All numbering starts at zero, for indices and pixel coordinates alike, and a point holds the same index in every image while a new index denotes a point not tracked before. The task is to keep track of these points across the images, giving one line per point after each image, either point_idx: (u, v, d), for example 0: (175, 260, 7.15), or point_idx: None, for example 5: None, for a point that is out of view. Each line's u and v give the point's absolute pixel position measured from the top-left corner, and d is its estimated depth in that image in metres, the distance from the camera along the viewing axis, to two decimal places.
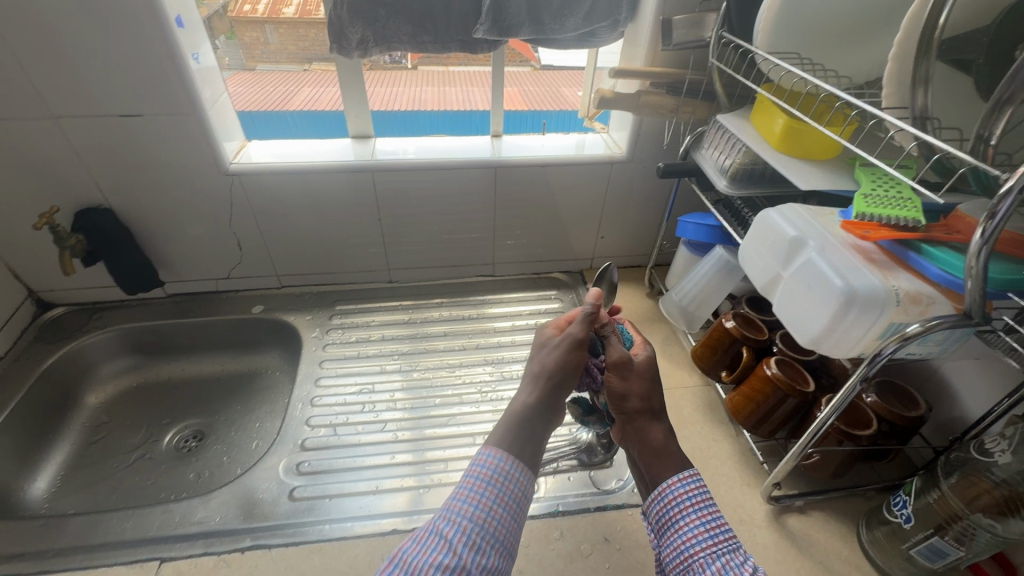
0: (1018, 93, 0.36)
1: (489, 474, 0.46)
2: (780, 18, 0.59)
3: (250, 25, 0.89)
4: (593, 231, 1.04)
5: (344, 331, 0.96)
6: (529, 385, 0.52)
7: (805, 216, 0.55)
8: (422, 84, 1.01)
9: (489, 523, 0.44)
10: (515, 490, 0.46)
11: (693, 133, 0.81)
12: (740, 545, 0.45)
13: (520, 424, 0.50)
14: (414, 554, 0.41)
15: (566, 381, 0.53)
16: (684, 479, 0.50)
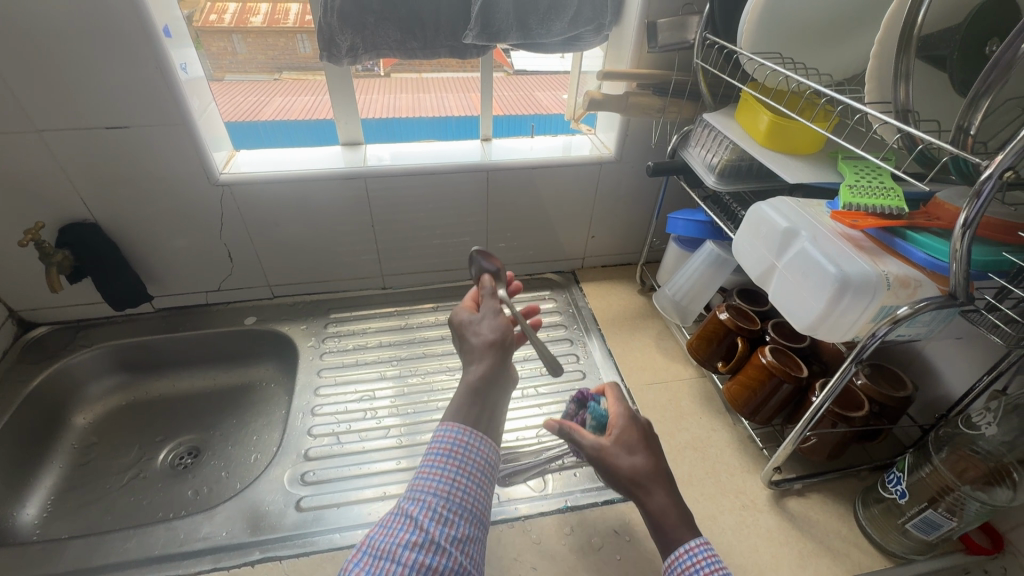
0: (996, 85, 0.39)
1: (450, 451, 0.51)
2: (764, 20, 0.62)
3: (217, 34, 0.84)
4: (584, 231, 1.06)
5: (340, 339, 0.96)
6: (476, 359, 0.58)
7: (794, 207, 0.57)
8: (395, 91, 1.01)
9: (452, 496, 0.48)
10: (475, 461, 0.51)
11: (680, 132, 0.84)
12: None
13: (473, 393, 0.55)
14: (383, 537, 0.44)
15: (507, 348, 0.60)
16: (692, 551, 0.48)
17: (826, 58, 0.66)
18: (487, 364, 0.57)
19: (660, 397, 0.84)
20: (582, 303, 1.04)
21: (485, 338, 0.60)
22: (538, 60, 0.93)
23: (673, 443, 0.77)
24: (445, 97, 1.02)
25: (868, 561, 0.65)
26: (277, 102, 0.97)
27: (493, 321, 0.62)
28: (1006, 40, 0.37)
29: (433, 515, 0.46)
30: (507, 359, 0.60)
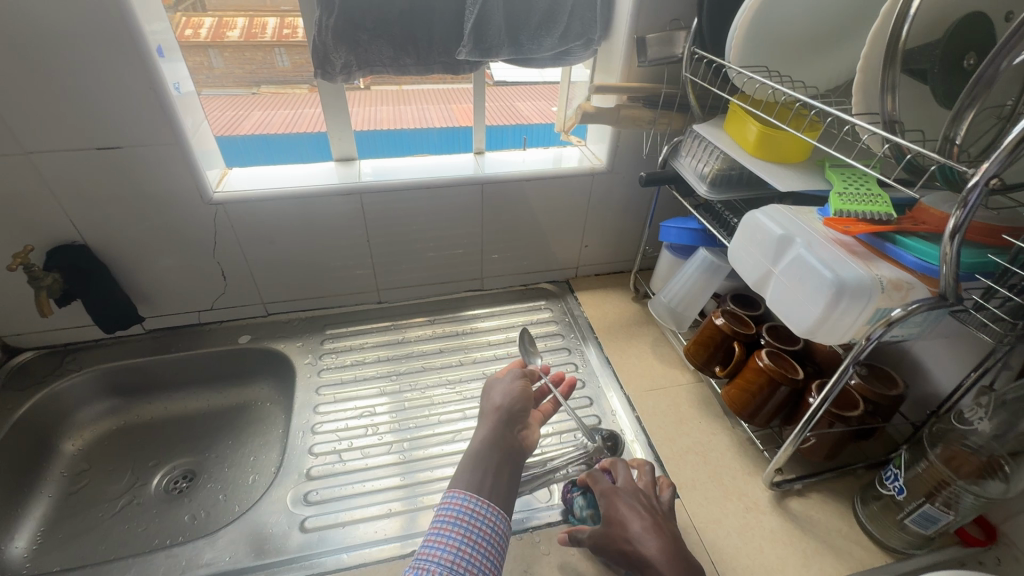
0: (979, 98, 0.41)
1: (457, 518, 0.51)
2: (751, 35, 0.64)
3: (194, 49, 0.82)
4: (578, 240, 1.07)
5: (337, 355, 0.95)
6: (483, 424, 0.63)
7: (789, 215, 0.59)
8: (374, 104, 1.04)
9: (461, 567, 0.48)
10: (484, 528, 0.51)
11: (670, 142, 0.86)
12: None
13: (477, 453, 0.58)
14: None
15: (514, 417, 0.65)
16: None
17: (810, 70, 0.69)
18: (490, 429, 0.62)
19: (660, 403, 0.85)
20: (578, 312, 1.05)
21: (495, 406, 0.66)
22: (517, 71, 0.94)
23: (675, 448, 0.78)
24: (426, 109, 1.06)
25: (870, 558, 0.66)
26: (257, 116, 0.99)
27: (503, 390, 0.68)
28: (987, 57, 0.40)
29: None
30: (517, 429, 0.64)
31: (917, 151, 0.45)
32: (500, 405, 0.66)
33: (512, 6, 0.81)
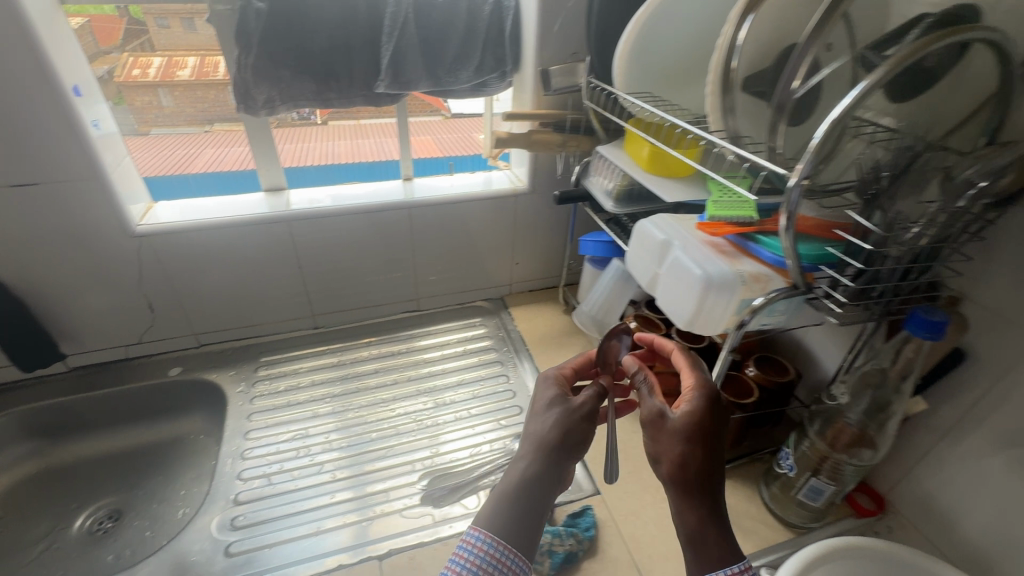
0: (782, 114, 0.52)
1: (477, 564, 0.46)
2: (632, 67, 0.72)
3: (142, 89, 0.87)
4: (509, 258, 1.12)
5: (270, 382, 0.95)
6: (529, 454, 0.53)
7: (669, 223, 0.66)
8: (332, 138, 1.03)
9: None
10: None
11: (581, 163, 0.93)
12: None
13: (516, 497, 0.50)
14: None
15: (564, 448, 0.54)
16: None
17: (690, 95, 0.77)
18: (534, 464, 0.52)
19: None
20: (512, 326, 1.09)
21: (530, 436, 0.54)
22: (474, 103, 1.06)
23: (600, 447, 0.82)
24: (386, 142, 1.05)
25: (774, 535, 0.72)
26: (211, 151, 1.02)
27: (551, 410, 0.56)
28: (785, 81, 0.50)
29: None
30: (567, 461, 0.54)
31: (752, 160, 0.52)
32: (539, 430, 0.54)
33: (428, 43, 0.87)
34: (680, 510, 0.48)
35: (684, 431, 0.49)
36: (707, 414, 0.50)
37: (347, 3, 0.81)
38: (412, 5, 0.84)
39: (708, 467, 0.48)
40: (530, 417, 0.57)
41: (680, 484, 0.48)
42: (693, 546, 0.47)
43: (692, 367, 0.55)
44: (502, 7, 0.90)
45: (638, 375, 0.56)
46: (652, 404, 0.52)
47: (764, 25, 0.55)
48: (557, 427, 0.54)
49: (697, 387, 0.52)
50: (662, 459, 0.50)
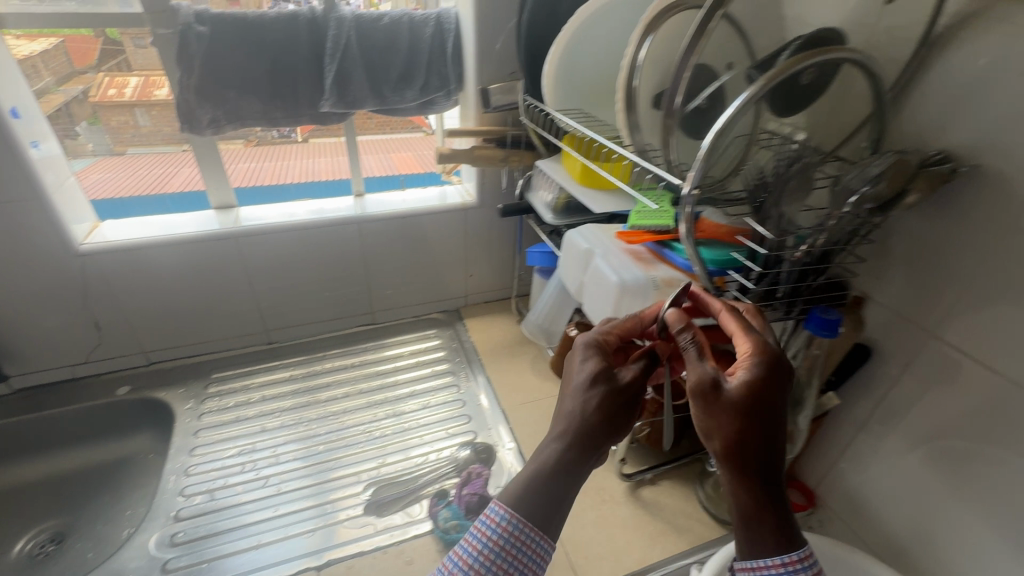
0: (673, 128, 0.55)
1: (488, 538, 0.42)
2: (561, 83, 0.74)
3: (117, 108, 0.90)
4: (462, 270, 1.15)
5: (221, 398, 0.95)
6: (556, 435, 0.47)
7: (595, 233, 0.69)
8: (313, 157, 1.14)
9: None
10: (518, 557, 0.42)
11: (524, 176, 0.96)
12: None
13: (540, 483, 0.44)
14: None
15: (598, 427, 0.47)
16: (791, 565, 0.42)
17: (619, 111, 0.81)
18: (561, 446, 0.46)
19: (533, 415, 0.91)
20: (465, 337, 1.11)
21: (568, 415, 0.47)
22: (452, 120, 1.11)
23: None
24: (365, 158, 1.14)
25: (707, 532, 0.74)
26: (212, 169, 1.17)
27: (583, 384, 0.48)
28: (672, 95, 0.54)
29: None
30: (603, 440, 0.47)
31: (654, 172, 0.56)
32: (576, 409, 0.47)
33: (371, 63, 0.90)
34: (731, 487, 0.43)
35: (740, 404, 0.42)
36: (766, 382, 0.43)
37: (289, 26, 0.84)
38: (353, 26, 0.87)
39: (763, 441, 0.42)
40: (565, 392, 0.49)
41: (732, 461, 0.42)
42: (747, 523, 0.43)
43: (745, 327, 0.46)
44: (443, 28, 0.93)
45: (685, 336, 0.46)
46: (701, 372, 0.43)
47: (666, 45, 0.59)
48: (596, 406, 0.47)
49: (753, 349, 0.44)
50: (710, 433, 0.43)
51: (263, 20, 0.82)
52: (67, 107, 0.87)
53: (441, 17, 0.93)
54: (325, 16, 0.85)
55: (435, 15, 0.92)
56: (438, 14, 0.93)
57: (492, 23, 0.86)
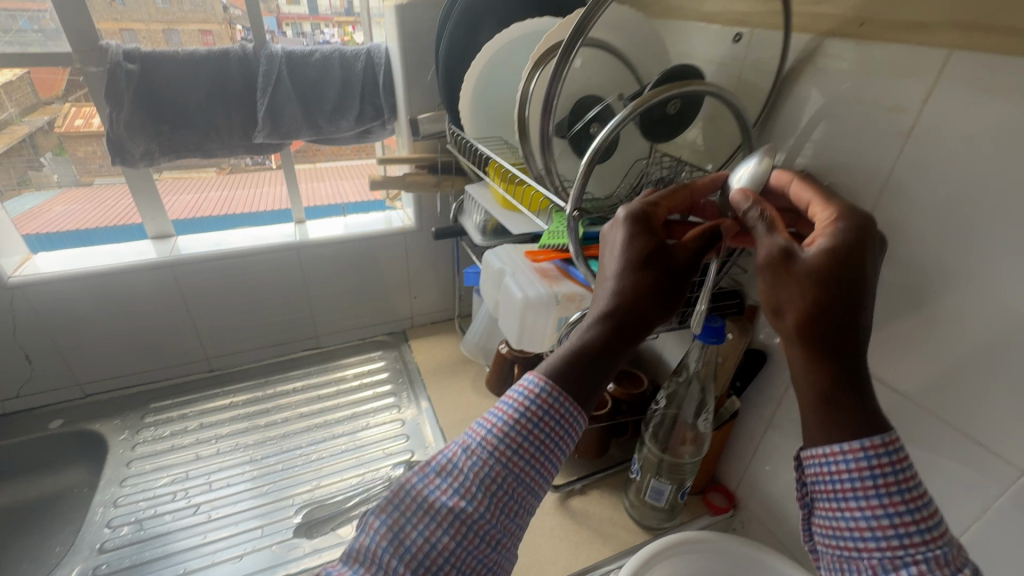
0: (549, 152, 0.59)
1: (524, 409, 0.44)
2: (478, 112, 0.78)
3: (82, 138, 1.00)
4: (406, 292, 1.18)
5: (156, 428, 0.95)
6: (598, 316, 0.46)
7: (508, 252, 0.73)
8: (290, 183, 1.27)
9: (514, 465, 0.43)
10: (553, 430, 0.44)
11: (457, 201, 1.00)
12: (924, 549, 0.36)
13: (584, 358, 0.45)
14: (426, 487, 0.42)
15: (644, 308, 0.46)
16: (873, 451, 0.38)
17: None
18: (602, 327, 0.45)
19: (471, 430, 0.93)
20: (409, 358, 1.13)
21: (615, 290, 0.46)
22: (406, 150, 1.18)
23: None
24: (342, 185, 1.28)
25: (631, 537, 0.76)
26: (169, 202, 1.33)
27: (629, 266, 0.47)
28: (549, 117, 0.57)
29: (483, 478, 0.42)
30: (650, 321, 0.46)
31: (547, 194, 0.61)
32: (623, 287, 0.46)
33: (304, 95, 0.94)
34: (800, 363, 0.40)
35: (815, 273, 0.39)
36: (849, 253, 0.39)
37: (220, 63, 0.87)
38: (284, 62, 0.90)
39: (841, 314, 0.39)
40: (610, 268, 0.48)
41: (804, 334, 0.39)
42: (819, 403, 0.40)
43: (826, 198, 0.45)
44: (374, 62, 0.98)
45: (752, 212, 0.44)
46: (775, 242, 0.42)
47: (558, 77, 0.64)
48: (641, 283, 0.46)
49: (833, 220, 0.42)
50: (781, 309, 0.41)
51: (194, 58, 0.85)
52: (31, 139, 0.99)
53: (371, 52, 0.97)
54: (255, 53, 0.89)
55: (365, 50, 0.97)
56: (369, 50, 0.98)
57: (417, 58, 0.92)
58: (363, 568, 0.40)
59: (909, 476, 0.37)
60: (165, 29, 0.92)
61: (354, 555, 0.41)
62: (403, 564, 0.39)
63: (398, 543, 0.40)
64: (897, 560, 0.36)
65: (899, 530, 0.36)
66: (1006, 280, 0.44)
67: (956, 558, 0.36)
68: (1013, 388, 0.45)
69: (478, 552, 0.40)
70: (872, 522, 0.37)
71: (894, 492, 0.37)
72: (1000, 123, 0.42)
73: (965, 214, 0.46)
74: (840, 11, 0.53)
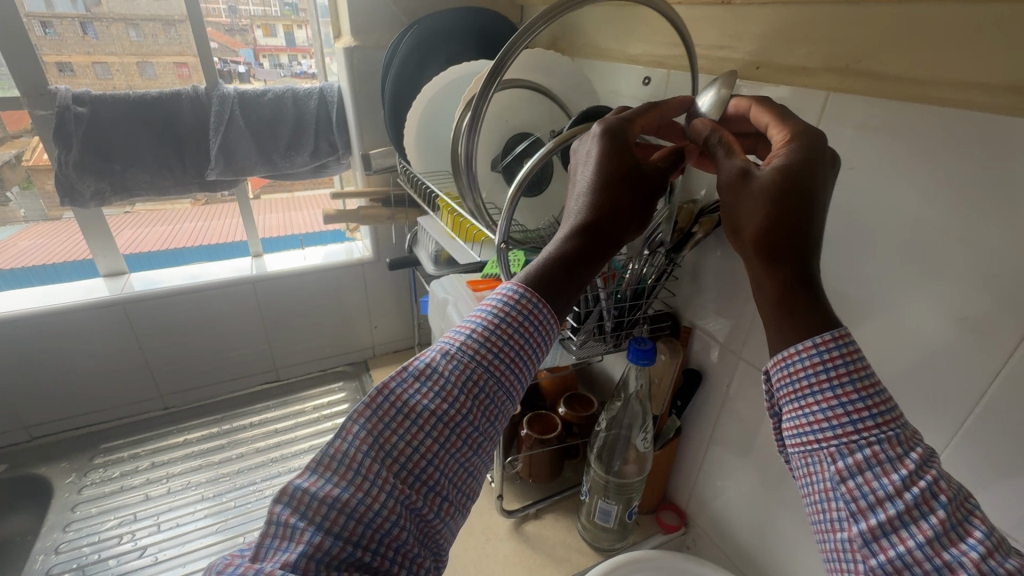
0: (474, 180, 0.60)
1: (505, 314, 0.42)
2: (422, 147, 0.81)
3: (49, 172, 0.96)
4: (367, 322, 1.19)
5: (105, 469, 0.93)
6: (569, 232, 0.45)
7: (453, 282, 0.76)
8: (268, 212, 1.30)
9: (494, 370, 0.42)
10: (532, 335, 0.43)
11: (412, 232, 1.03)
12: (879, 432, 0.35)
13: (554, 276, 0.44)
14: (405, 392, 0.40)
15: (615, 224, 0.46)
16: (825, 346, 0.37)
17: None
18: (573, 242, 0.45)
19: None
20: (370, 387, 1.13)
21: (586, 205, 0.45)
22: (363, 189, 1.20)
23: None
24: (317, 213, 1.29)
25: (584, 561, 0.77)
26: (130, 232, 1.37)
27: (601, 183, 0.46)
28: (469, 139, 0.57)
29: (465, 381, 0.40)
30: (621, 236, 0.46)
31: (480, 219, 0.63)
32: (594, 198, 0.45)
33: (258, 133, 0.96)
34: (757, 273, 0.41)
35: (771, 187, 0.39)
36: (806, 166, 0.39)
37: (171, 104, 0.89)
38: (236, 102, 0.93)
39: (799, 225, 0.38)
40: (582, 183, 0.46)
41: (761, 246, 0.39)
42: (776, 310, 0.40)
43: (782, 117, 0.44)
44: (327, 101, 1.01)
45: (711, 138, 0.45)
46: (733, 163, 0.42)
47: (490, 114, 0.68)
48: (612, 197, 0.45)
49: (791, 137, 0.41)
50: (740, 223, 0.41)
51: (146, 100, 0.87)
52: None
53: (324, 91, 1.00)
54: (207, 93, 0.91)
55: (319, 90, 1.00)
56: (322, 89, 1.01)
57: (366, 96, 0.95)
58: (336, 478, 0.37)
59: (862, 365, 0.37)
60: (140, 62, 0.99)
61: (326, 463, 0.37)
62: (386, 469, 0.38)
63: (379, 448, 0.38)
64: (855, 449, 0.35)
65: (853, 418, 0.36)
66: (893, 298, 0.47)
67: (909, 437, 0.35)
68: (908, 399, 0.48)
69: (460, 455, 0.40)
70: (828, 414, 0.37)
71: (846, 382, 0.37)
72: (874, 156, 0.46)
73: (855, 238, 0.50)
74: (740, 55, 0.58)
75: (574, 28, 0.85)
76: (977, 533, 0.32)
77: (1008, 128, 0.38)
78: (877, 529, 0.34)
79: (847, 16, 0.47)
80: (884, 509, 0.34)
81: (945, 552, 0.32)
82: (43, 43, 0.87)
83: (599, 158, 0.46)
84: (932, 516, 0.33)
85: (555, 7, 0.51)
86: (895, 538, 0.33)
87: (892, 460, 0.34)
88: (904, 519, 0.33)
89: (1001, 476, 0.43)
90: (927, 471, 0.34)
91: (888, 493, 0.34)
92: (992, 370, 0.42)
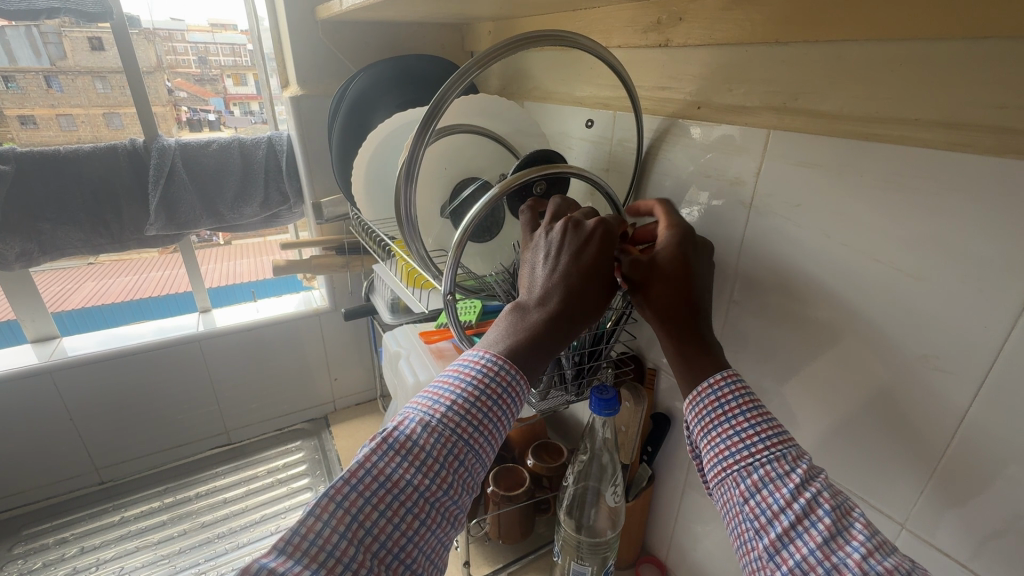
0: (412, 227, 0.57)
1: (485, 385, 0.39)
2: (371, 198, 0.78)
3: None
4: (327, 375, 1.13)
5: (25, 559, 0.84)
6: (543, 311, 0.42)
7: (405, 334, 0.75)
8: (237, 259, 1.29)
9: (474, 441, 0.38)
10: (510, 407, 0.40)
11: (369, 280, 0.99)
12: (776, 454, 0.37)
13: (524, 357, 0.41)
14: (387, 465, 0.35)
15: (585, 308, 0.43)
16: (717, 384, 0.41)
17: None
18: (544, 324, 0.41)
19: None
20: (330, 446, 1.06)
21: (562, 282, 0.43)
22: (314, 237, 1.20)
23: None
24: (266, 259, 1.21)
25: None
26: (90, 286, 1.32)
27: (577, 266, 0.43)
28: (405, 189, 0.56)
29: (447, 456, 0.37)
30: (588, 318, 0.43)
31: (425, 266, 0.60)
32: (581, 278, 0.43)
33: (202, 185, 0.93)
34: (662, 333, 0.44)
35: (677, 260, 0.45)
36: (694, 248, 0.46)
37: (107, 159, 0.85)
38: (177, 154, 0.90)
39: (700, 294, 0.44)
40: (555, 261, 0.44)
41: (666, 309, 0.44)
42: (679, 357, 0.44)
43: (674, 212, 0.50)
44: (276, 149, 0.97)
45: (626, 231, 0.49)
46: (668, 241, 0.46)
47: (432, 158, 0.66)
48: (592, 279, 0.43)
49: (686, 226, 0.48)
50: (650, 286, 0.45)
51: (77, 155, 0.83)
52: None
53: (273, 140, 0.97)
54: (146, 146, 0.88)
55: (267, 138, 0.97)
56: (270, 138, 0.97)
57: (317, 145, 0.94)
58: (306, 560, 0.31)
59: (751, 398, 0.40)
60: (106, 113, 0.94)
61: (295, 542, 0.32)
62: (362, 550, 0.33)
63: (357, 527, 0.33)
64: (752, 473, 0.37)
65: (746, 443, 0.38)
66: (853, 338, 0.45)
67: (796, 455, 0.37)
68: (881, 444, 0.45)
69: (439, 532, 0.36)
70: (728, 444, 0.39)
71: (737, 413, 0.40)
72: (818, 191, 0.46)
73: (806, 276, 0.48)
74: (681, 95, 0.58)
75: (521, 72, 0.85)
76: (859, 535, 0.33)
77: (942, 161, 0.37)
78: (777, 541, 0.34)
79: (779, 57, 0.47)
80: (779, 521, 0.35)
81: (833, 555, 0.33)
82: (5, 98, 0.89)
83: (596, 244, 0.44)
84: (818, 523, 0.34)
85: (488, 51, 0.49)
86: (793, 547, 0.34)
87: (781, 476, 0.36)
88: (797, 528, 0.34)
89: (983, 520, 0.40)
90: (812, 484, 0.36)
91: (781, 506, 0.35)
92: (961, 407, 0.39)
